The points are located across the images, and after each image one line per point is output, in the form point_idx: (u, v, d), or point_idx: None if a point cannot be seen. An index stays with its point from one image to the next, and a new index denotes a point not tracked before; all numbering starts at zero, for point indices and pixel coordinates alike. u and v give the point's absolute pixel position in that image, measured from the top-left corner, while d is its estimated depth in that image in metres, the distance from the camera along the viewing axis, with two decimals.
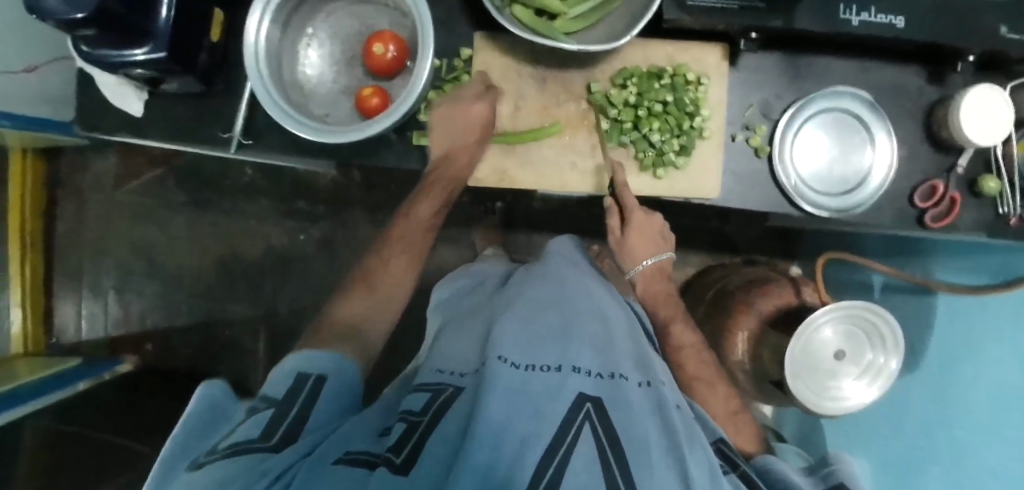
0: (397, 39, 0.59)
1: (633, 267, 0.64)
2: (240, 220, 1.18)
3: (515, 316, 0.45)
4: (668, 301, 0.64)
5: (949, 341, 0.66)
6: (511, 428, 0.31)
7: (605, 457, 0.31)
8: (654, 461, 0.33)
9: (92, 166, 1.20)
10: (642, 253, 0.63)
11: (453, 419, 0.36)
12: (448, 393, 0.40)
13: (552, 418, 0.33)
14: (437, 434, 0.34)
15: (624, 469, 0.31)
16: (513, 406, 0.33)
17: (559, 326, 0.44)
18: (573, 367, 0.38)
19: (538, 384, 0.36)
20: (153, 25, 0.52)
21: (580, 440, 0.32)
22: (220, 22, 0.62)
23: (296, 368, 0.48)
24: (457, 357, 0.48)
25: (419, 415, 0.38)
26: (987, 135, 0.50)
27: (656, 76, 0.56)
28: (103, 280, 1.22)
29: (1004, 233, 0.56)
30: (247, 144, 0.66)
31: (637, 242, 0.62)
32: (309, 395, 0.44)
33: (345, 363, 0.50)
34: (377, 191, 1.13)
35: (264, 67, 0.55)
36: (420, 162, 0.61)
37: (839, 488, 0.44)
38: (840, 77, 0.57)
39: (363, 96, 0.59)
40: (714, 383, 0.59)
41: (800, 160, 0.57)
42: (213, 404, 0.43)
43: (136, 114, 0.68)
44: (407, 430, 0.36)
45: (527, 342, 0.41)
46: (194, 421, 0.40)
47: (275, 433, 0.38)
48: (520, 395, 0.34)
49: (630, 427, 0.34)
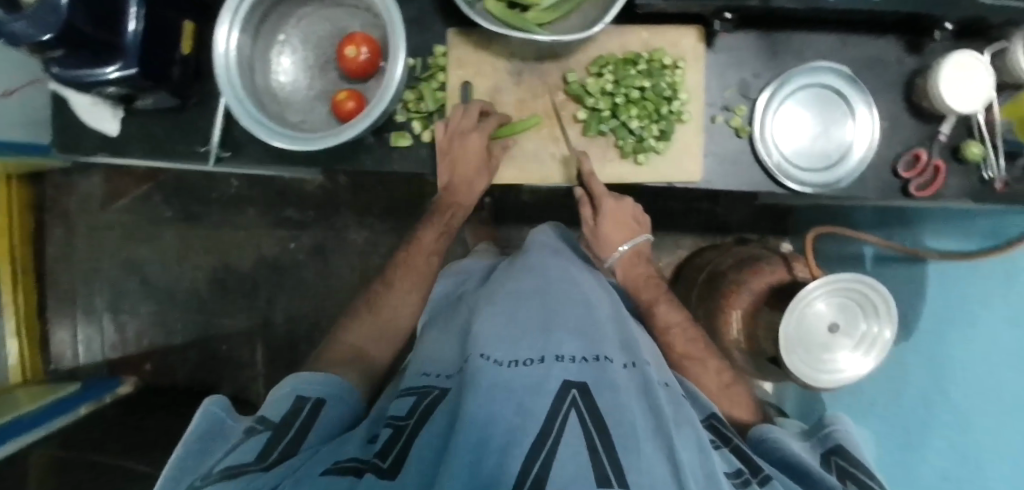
0: (369, 41, 0.58)
1: (610, 254, 0.63)
2: (229, 232, 1.17)
3: (498, 317, 0.49)
4: (650, 285, 0.63)
5: (939, 307, 0.66)
6: (496, 425, 0.34)
7: (593, 445, 0.33)
8: (641, 444, 0.34)
9: (77, 187, 1.20)
10: (617, 238, 0.62)
11: (436, 421, 0.38)
12: (434, 394, 0.44)
13: (539, 411, 0.35)
14: (422, 436, 0.37)
15: (612, 455, 0.32)
16: (497, 404, 0.35)
17: (539, 321, 0.47)
18: (556, 356, 0.41)
19: (521, 380, 0.38)
20: (123, 41, 0.52)
21: (566, 428, 0.34)
22: (191, 32, 0.61)
23: (296, 391, 0.49)
24: (443, 359, 0.51)
25: (404, 418, 0.41)
26: (969, 101, 0.50)
27: (632, 62, 0.55)
28: (96, 302, 1.21)
29: (989, 198, 0.55)
30: (226, 157, 0.65)
31: (611, 228, 0.62)
32: (304, 419, 0.45)
33: (343, 389, 0.52)
34: (365, 194, 1.13)
35: (237, 77, 0.54)
36: (400, 164, 0.60)
37: (835, 449, 0.46)
38: (817, 52, 0.56)
39: (338, 100, 0.58)
40: (708, 366, 0.58)
41: (781, 137, 0.57)
42: (211, 426, 0.43)
43: (112, 133, 0.67)
44: (394, 432, 0.39)
45: (507, 342, 0.44)
46: (190, 449, 0.41)
47: (271, 454, 0.39)
48: (503, 392, 0.37)
49: (614, 410, 0.36)
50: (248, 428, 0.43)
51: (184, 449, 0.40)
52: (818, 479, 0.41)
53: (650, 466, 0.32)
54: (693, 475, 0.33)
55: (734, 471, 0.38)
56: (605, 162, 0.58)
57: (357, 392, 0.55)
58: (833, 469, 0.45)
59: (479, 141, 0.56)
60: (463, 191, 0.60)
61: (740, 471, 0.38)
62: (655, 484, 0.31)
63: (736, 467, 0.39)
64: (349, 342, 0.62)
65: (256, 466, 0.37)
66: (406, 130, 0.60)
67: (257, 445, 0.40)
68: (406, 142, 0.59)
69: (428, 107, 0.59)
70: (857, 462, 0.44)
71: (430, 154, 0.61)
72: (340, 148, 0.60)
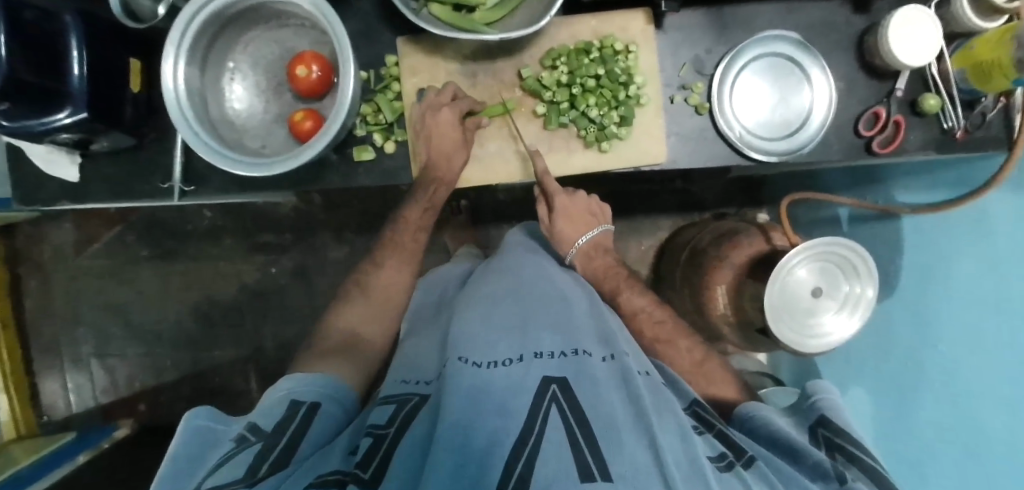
0: (319, 59, 0.57)
1: (568, 249, 0.66)
2: (209, 264, 1.16)
3: (476, 320, 0.51)
4: (612, 275, 0.65)
5: (919, 259, 0.66)
6: (479, 425, 0.36)
7: (575, 440, 0.35)
8: (622, 434, 0.36)
9: (48, 236, 1.17)
10: (572, 233, 0.66)
11: (418, 427, 0.40)
12: (412, 402, 0.46)
13: (520, 409, 0.38)
14: (405, 442, 0.39)
15: (594, 449, 0.34)
16: (479, 407, 0.37)
17: (517, 321, 0.50)
18: (535, 354, 0.44)
19: (501, 381, 0.41)
20: (70, 86, 0.51)
21: (547, 425, 0.36)
22: (139, 71, 0.60)
23: (291, 396, 0.49)
24: (424, 367, 0.53)
25: (384, 426, 0.42)
26: (920, 54, 0.50)
27: (584, 51, 0.56)
28: (82, 350, 1.19)
29: (950, 147, 0.56)
30: (190, 191, 0.64)
31: (566, 224, 0.65)
32: (298, 424, 0.45)
33: (341, 391, 0.53)
34: (340, 210, 1.11)
35: (190, 111, 0.53)
36: (365, 178, 0.59)
37: (819, 421, 0.47)
38: (767, 21, 0.56)
39: (295, 121, 0.58)
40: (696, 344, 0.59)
41: (741, 110, 0.57)
42: (198, 437, 0.43)
43: (72, 180, 0.65)
44: (374, 443, 0.40)
45: (486, 343, 0.47)
46: (178, 465, 0.40)
47: (262, 464, 0.39)
48: (485, 394, 0.39)
49: (595, 404, 0.39)
50: (240, 437, 0.42)
51: (173, 461, 0.40)
52: (805, 456, 0.42)
53: (632, 455, 0.34)
54: (676, 460, 0.35)
55: (717, 454, 0.39)
56: (570, 153, 0.58)
57: (355, 393, 0.55)
58: (820, 441, 0.46)
59: (443, 148, 0.56)
60: (433, 197, 0.60)
61: (724, 454, 0.39)
62: (638, 474, 0.33)
63: (719, 451, 0.39)
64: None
65: (243, 481, 0.36)
66: (367, 143, 0.59)
67: (249, 457, 0.39)
68: (369, 155, 0.58)
69: (386, 117, 0.58)
70: (840, 430, 0.45)
71: (394, 165, 0.60)
72: (303, 169, 0.59)
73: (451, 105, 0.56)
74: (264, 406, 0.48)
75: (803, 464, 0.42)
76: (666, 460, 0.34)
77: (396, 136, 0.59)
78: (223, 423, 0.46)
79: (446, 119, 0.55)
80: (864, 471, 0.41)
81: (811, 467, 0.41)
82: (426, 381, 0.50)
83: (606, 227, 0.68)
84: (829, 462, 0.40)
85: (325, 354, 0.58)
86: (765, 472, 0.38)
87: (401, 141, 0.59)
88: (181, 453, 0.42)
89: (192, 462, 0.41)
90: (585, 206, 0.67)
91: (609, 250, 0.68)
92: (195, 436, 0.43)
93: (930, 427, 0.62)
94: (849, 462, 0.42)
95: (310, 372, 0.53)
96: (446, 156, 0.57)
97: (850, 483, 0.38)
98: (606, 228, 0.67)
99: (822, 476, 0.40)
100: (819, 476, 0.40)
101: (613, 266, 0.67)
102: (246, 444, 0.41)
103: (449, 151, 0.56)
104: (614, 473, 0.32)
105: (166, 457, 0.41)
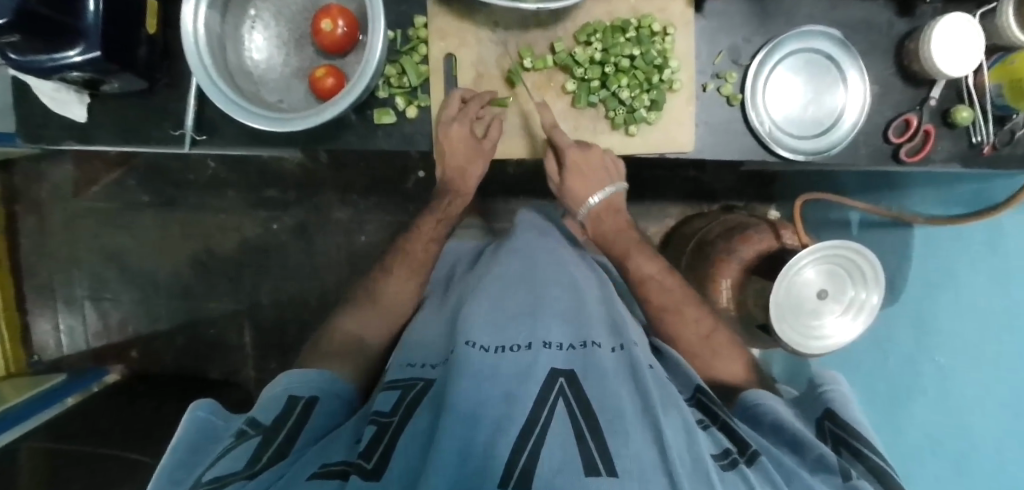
0: (345, 13, 0.55)
1: (579, 208, 0.65)
2: (209, 215, 1.14)
3: (483, 304, 0.50)
4: (622, 237, 0.65)
5: (927, 270, 0.66)
6: (483, 413, 0.36)
7: (581, 434, 0.35)
8: (629, 427, 0.36)
9: (47, 174, 1.15)
10: (584, 192, 0.62)
11: (419, 418, 0.40)
12: (418, 387, 0.45)
13: (526, 399, 0.38)
14: (408, 430, 0.38)
15: (599, 441, 0.34)
16: (484, 395, 0.38)
17: (527, 308, 0.50)
18: (543, 343, 0.44)
19: (508, 368, 0.41)
20: (83, 23, 0.49)
21: (553, 417, 0.37)
22: (155, 10, 0.58)
23: (289, 390, 0.50)
24: (428, 351, 0.52)
25: (388, 414, 0.42)
26: (961, 64, 0.49)
27: (621, 30, 0.54)
28: (77, 292, 1.18)
29: (978, 161, 0.55)
30: (201, 140, 0.62)
31: (575, 185, 0.61)
32: (299, 417, 0.46)
33: (337, 384, 0.53)
34: (348, 170, 1.09)
35: (207, 55, 0.51)
36: (385, 141, 0.58)
37: (826, 414, 0.48)
38: (808, 16, 0.55)
39: (316, 77, 0.56)
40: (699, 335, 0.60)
41: (772, 105, 0.56)
42: (202, 431, 0.44)
43: (80, 120, 0.64)
44: (378, 431, 0.39)
45: (493, 328, 0.46)
46: (181, 456, 0.41)
47: (260, 459, 0.39)
48: (489, 380, 0.39)
49: (602, 397, 0.39)
50: (239, 431, 0.43)
51: (172, 454, 0.41)
52: (810, 447, 0.42)
53: (638, 449, 0.34)
54: (680, 455, 0.35)
55: (720, 451, 0.39)
56: (596, 135, 0.57)
57: (351, 386, 0.55)
58: (827, 435, 0.46)
59: (462, 130, 0.56)
60: (461, 179, 0.64)
61: (727, 451, 0.39)
62: (644, 468, 0.33)
63: (723, 448, 0.39)
64: (351, 326, 0.64)
65: (242, 475, 0.37)
66: (389, 106, 0.57)
67: (248, 450, 0.40)
68: (390, 119, 0.57)
69: (411, 81, 0.56)
70: (846, 425, 0.46)
71: (415, 131, 0.59)
72: (321, 127, 0.58)
73: (461, 117, 0.56)
74: (266, 399, 0.49)
75: (806, 457, 0.42)
76: (671, 455, 0.34)
77: (420, 101, 0.58)
78: (224, 419, 0.47)
79: (458, 126, 0.56)
80: (868, 468, 0.41)
81: (815, 460, 0.41)
82: (431, 366, 0.49)
83: (619, 185, 0.63)
84: (835, 456, 0.41)
85: (324, 350, 0.59)
86: (769, 470, 0.38)
87: (425, 107, 0.58)
88: (183, 444, 0.42)
89: (195, 457, 0.41)
90: (599, 159, 0.58)
91: (620, 207, 0.66)
92: (198, 431, 0.44)
93: (917, 436, 0.64)
94: (854, 459, 0.43)
95: (303, 368, 0.54)
96: (459, 166, 0.61)
97: (854, 480, 0.39)
98: (620, 186, 0.62)
99: (826, 469, 0.41)
100: (822, 469, 0.41)
101: (625, 228, 0.66)
102: (245, 438, 0.42)
103: (464, 150, 0.59)
104: (619, 468, 0.32)
105: (170, 447, 0.42)
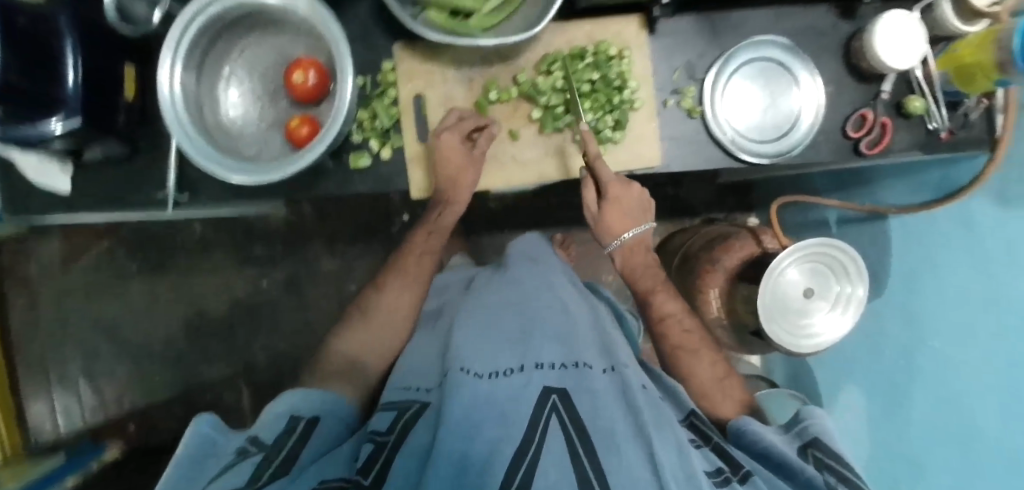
0: (316, 64, 0.57)
1: (610, 241, 0.62)
2: (200, 277, 1.15)
3: (476, 329, 0.51)
4: (648, 275, 0.63)
5: (909, 257, 0.67)
6: (479, 435, 0.36)
7: (575, 452, 0.34)
8: (621, 444, 0.36)
9: (35, 252, 1.16)
10: (619, 227, 0.60)
11: (419, 437, 0.40)
12: (414, 408, 0.45)
13: (521, 421, 0.37)
14: (405, 451, 0.38)
15: (593, 458, 0.34)
16: (481, 414, 0.38)
17: (517, 335, 0.50)
18: (535, 364, 0.44)
19: (502, 390, 0.41)
20: (65, 93, 0.51)
21: (548, 435, 0.36)
22: (133, 76, 0.60)
23: (292, 410, 0.47)
24: (423, 374, 0.52)
25: (386, 433, 0.42)
26: (906, 58, 0.51)
27: (579, 56, 0.56)
28: (71, 368, 1.17)
29: (936, 147, 0.57)
30: (184, 200, 0.64)
31: (612, 219, 0.60)
32: (298, 439, 0.44)
33: (341, 409, 0.51)
34: (332, 219, 1.11)
35: (185, 114, 0.53)
36: (362, 185, 0.60)
37: (810, 441, 0.45)
38: (755, 28, 0.58)
39: (291, 127, 0.58)
40: (697, 347, 0.60)
41: (733, 113, 0.58)
42: (201, 447, 0.40)
43: (64, 192, 0.64)
44: (375, 451, 0.40)
45: (488, 351, 0.47)
46: (179, 472, 0.38)
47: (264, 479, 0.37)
48: (485, 402, 0.39)
49: (593, 415, 0.38)
50: (241, 450, 0.41)
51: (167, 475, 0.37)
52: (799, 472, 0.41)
53: (630, 465, 0.35)
54: (672, 472, 0.35)
55: (714, 469, 0.39)
56: (566, 158, 0.59)
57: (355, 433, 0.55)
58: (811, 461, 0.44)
59: (452, 140, 0.55)
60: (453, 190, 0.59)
61: (720, 469, 0.40)
62: (636, 483, 0.33)
63: (716, 466, 0.40)
64: (342, 349, 0.62)
65: None
66: (364, 150, 0.59)
67: (250, 469, 0.38)
68: (366, 161, 0.58)
69: (383, 123, 0.58)
70: (833, 451, 0.43)
71: (390, 172, 0.60)
72: (297, 176, 0.59)
73: (451, 127, 0.55)
74: (269, 417, 0.46)
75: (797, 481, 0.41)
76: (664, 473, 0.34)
77: (393, 142, 0.59)
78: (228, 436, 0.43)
79: (448, 143, 0.55)
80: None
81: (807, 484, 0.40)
82: (427, 389, 0.49)
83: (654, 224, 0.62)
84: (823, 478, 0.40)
85: None
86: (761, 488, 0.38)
87: (398, 148, 0.60)
88: (181, 461, 0.39)
89: (194, 474, 0.38)
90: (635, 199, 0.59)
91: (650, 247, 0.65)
92: (197, 446, 0.40)
93: (927, 430, 0.61)
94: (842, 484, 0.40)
95: (313, 387, 0.51)
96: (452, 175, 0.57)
97: None
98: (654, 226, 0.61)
99: None
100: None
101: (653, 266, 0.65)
102: (246, 457, 0.40)
103: (456, 162, 0.56)
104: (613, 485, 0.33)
105: (168, 463, 0.39)
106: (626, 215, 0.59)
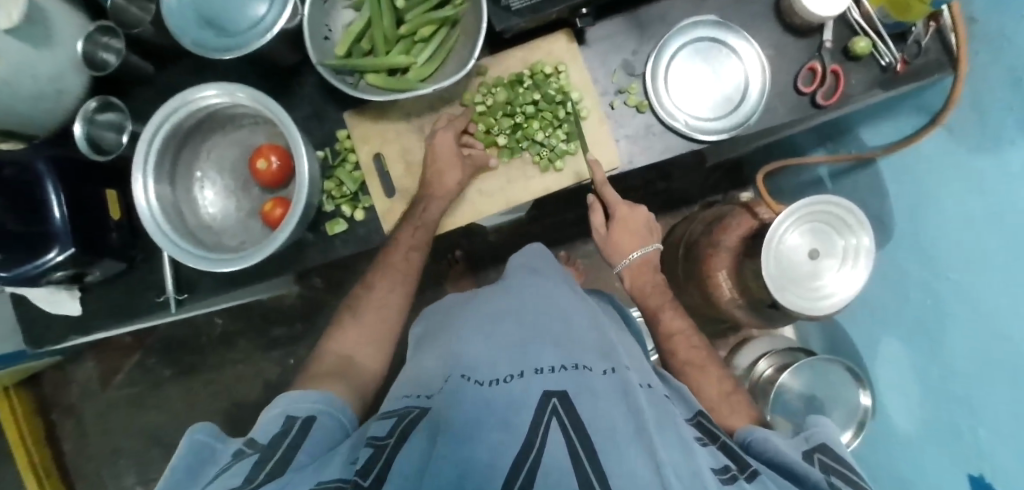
0: (276, 148, 0.60)
1: (620, 260, 0.65)
2: (229, 369, 1.17)
3: (474, 344, 0.49)
4: (658, 293, 0.65)
5: (905, 194, 0.64)
6: (476, 445, 0.33)
7: (575, 453, 0.32)
8: (623, 447, 0.34)
9: (73, 378, 1.20)
10: (629, 245, 0.65)
11: (418, 442, 0.37)
12: (413, 414, 0.42)
13: (522, 425, 0.35)
14: (402, 456, 0.35)
15: (594, 460, 0.32)
16: (480, 426, 0.35)
17: (516, 340, 0.48)
18: (535, 369, 0.42)
19: (501, 399, 0.39)
20: (54, 227, 0.54)
21: (548, 439, 0.34)
22: (115, 199, 0.63)
23: (286, 411, 0.45)
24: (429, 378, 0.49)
25: (384, 437, 0.39)
26: (834, 4, 0.51)
27: (517, 82, 0.58)
28: (125, 483, 1.19)
29: (896, 82, 0.56)
30: (185, 298, 0.66)
31: (620, 240, 0.65)
32: (296, 434, 0.42)
33: (342, 410, 0.48)
34: (343, 290, 1.13)
35: (164, 221, 0.56)
36: (344, 248, 0.62)
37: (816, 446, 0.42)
38: (684, 12, 0.58)
39: (265, 212, 0.60)
40: (703, 364, 0.59)
41: (681, 97, 0.59)
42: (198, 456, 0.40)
43: (75, 314, 0.68)
44: (374, 453, 0.37)
45: (487, 364, 0.45)
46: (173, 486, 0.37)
47: (257, 477, 0.36)
48: (486, 414, 0.37)
49: (594, 417, 0.36)
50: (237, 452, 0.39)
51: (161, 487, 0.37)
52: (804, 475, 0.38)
53: (633, 468, 0.32)
54: (676, 473, 0.33)
55: (721, 466, 0.37)
56: (529, 178, 0.59)
57: None
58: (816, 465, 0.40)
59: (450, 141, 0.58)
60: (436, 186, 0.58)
61: (727, 467, 0.37)
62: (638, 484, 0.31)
63: (722, 464, 0.37)
64: (339, 349, 0.59)
65: None
66: (338, 216, 0.61)
67: (245, 469, 0.36)
68: (342, 226, 0.60)
69: (350, 188, 0.60)
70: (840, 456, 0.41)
71: (367, 231, 0.62)
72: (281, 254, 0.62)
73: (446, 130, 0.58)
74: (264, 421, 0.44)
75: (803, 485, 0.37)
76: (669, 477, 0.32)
77: (363, 203, 0.61)
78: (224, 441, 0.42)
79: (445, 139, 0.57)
80: None
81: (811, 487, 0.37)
82: (427, 395, 0.46)
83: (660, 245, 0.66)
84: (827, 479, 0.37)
85: None
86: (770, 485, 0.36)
87: (370, 208, 0.61)
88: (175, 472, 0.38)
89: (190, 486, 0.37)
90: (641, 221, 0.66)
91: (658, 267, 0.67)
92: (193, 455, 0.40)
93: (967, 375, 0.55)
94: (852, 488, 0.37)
95: (304, 387, 0.49)
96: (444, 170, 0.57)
97: None
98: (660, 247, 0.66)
99: None
100: None
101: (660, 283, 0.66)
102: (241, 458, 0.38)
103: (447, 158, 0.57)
104: None
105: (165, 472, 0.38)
106: (634, 234, 0.65)
